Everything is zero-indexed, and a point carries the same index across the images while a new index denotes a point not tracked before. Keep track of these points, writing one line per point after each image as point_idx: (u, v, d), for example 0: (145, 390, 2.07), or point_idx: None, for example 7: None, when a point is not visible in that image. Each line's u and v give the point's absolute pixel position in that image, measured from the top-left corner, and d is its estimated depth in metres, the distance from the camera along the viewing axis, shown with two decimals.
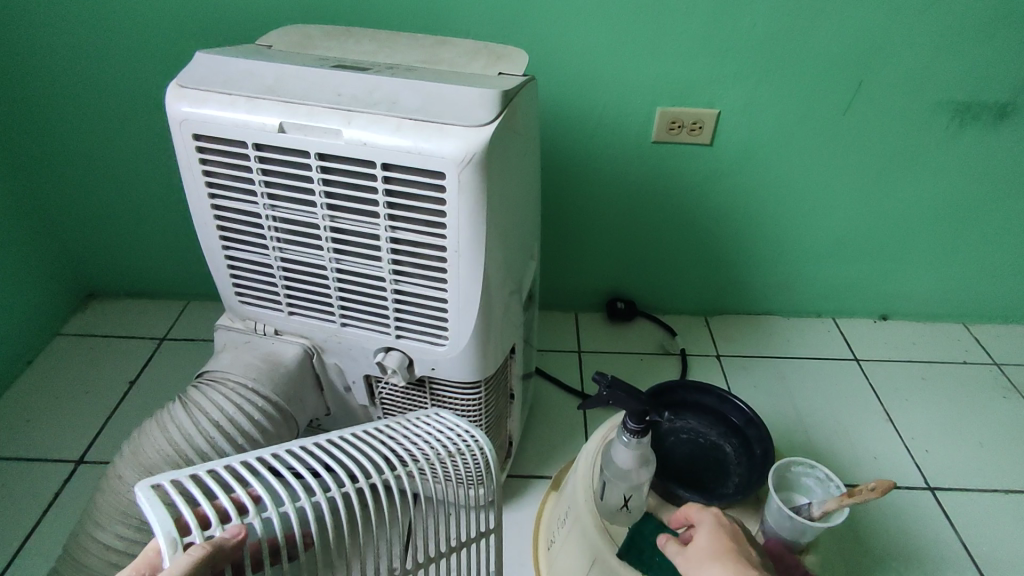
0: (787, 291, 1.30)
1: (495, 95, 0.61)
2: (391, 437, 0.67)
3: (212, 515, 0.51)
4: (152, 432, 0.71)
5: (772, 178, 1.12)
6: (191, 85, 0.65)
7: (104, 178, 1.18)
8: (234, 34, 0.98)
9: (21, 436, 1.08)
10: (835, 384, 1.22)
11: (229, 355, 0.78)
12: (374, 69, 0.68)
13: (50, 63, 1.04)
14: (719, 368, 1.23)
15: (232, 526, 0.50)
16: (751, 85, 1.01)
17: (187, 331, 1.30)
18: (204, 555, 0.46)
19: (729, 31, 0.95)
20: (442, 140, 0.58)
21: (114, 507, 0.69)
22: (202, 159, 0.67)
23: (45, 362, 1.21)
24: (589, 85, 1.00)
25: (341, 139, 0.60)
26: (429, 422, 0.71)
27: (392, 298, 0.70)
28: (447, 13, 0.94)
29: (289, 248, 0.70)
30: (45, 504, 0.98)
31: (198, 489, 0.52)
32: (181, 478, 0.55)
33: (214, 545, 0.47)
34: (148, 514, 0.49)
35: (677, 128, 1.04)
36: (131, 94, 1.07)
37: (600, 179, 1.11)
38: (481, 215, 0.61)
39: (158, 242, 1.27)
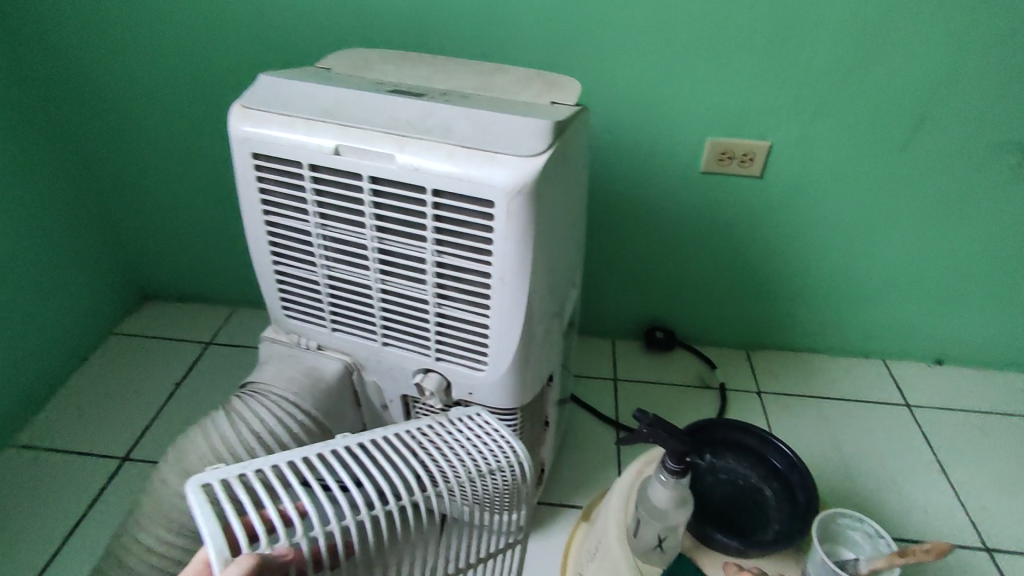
0: (835, 329, 1.26)
1: (548, 126, 0.61)
2: (432, 443, 0.67)
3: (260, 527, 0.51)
4: (196, 438, 0.73)
5: (825, 213, 1.09)
6: (254, 105, 0.67)
7: (164, 188, 1.23)
8: (294, 55, 1.02)
9: (73, 430, 1.13)
10: (884, 429, 1.16)
11: (273, 366, 0.80)
12: (429, 94, 0.69)
13: (124, 78, 1.10)
14: (760, 406, 1.19)
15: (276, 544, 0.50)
16: (806, 119, 0.98)
17: (231, 337, 1.33)
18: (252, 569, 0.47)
19: (786, 64, 0.93)
20: (494, 169, 0.59)
21: (156, 511, 0.70)
22: (258, 176, 0.69)
23: (98, 360, 1.27)
24: (638, 113, 0.99)
25: (395, 163, 0.61)
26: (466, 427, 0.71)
27: (434, 321, 0.70)
28: (500, 39, 0.95)
29: (336, 266, 0.71)
30: (90, 499, 1.01)
31: (244, 501, 0.52)
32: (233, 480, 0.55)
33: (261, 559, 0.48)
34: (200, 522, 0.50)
35: (727, 158, 1.03)
36: (194, 107, 1.12)
37: (644, 207, 1.10)
38: (528, 244, 0.61)
39: (210, 250, 1.31)
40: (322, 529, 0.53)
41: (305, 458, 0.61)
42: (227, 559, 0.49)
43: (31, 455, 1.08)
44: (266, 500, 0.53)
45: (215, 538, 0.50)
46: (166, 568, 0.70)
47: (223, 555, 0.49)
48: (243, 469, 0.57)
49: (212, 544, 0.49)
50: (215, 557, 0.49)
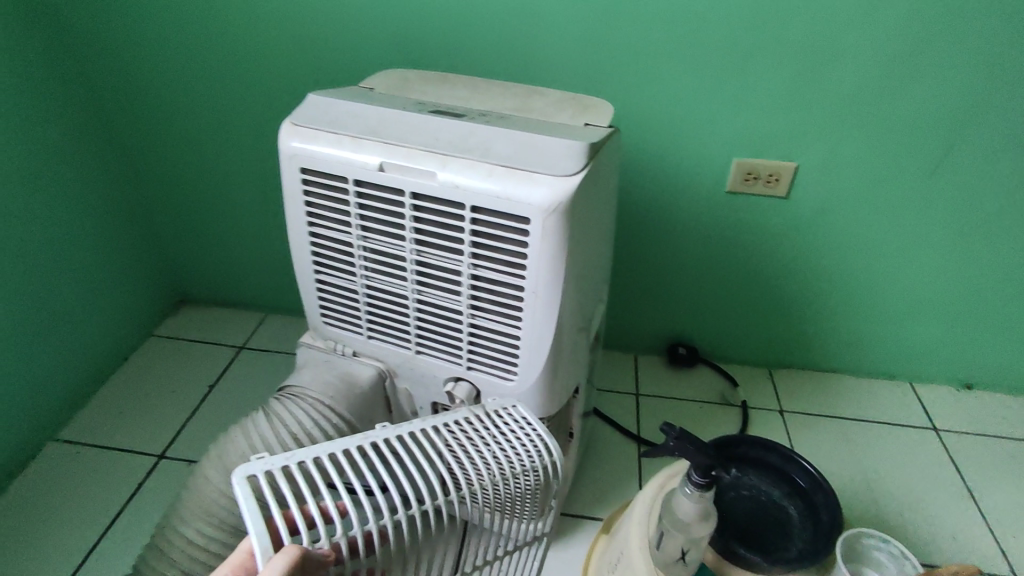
0: (860, 350, 1.26)
1: (583, 147, 0.64)
2: (466, 439, 0.69)
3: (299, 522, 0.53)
4: (237, 436, 0.76)
5: (851, 235, 1.10)
6: (303, 123, 0.71)
7: (205, 197, 1.28)
8: (335, 74, 1.06)
9: (113, 427, 1.17)
10: (909, 452, 1.16)
11: (310, 371, 0.83)
12: (469, 115, 0.72)
13: (171, 94, 1.15)
14: (783, 424, 1.20)
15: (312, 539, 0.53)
16: (833, 142, 1.00)
17: (264, 342, 1.38)
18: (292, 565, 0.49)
19: (813, 88, 0.95)
20: (531, 188, 0.62)
21: (197, 506, 0.74)
22: (305, 190, 0.73)
23: (137, 360, 1.32)
24: (666, 134, 1.02)
25: (436, 181, 0.65)
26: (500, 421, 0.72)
27: (467, 331, 0.73)
28: (534, 61, 0.99)
29: (375, 277, 0.75)
30: (127, 494, 1.05)
31: (286, 496, 0.54)
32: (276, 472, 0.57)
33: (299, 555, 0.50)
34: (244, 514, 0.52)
35: (753, 179, 1.04)
36: (236, 122, 1.16)
37: (670, 225, 1.12)
38: (561, 260, 0.64)
39: (247, 257, 1.36)
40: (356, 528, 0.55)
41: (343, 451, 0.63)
42: (270, 554, 0.51)
43: (72, 450, 1.13)
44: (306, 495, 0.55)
45: (259, 533, 0.52)
46: (206, 560, 0.73)
47: (266, 550, 0.51)
48: (285, 461, 0.59)
49: (257, 541, 0.51)
50: (259, 551, 0.51)
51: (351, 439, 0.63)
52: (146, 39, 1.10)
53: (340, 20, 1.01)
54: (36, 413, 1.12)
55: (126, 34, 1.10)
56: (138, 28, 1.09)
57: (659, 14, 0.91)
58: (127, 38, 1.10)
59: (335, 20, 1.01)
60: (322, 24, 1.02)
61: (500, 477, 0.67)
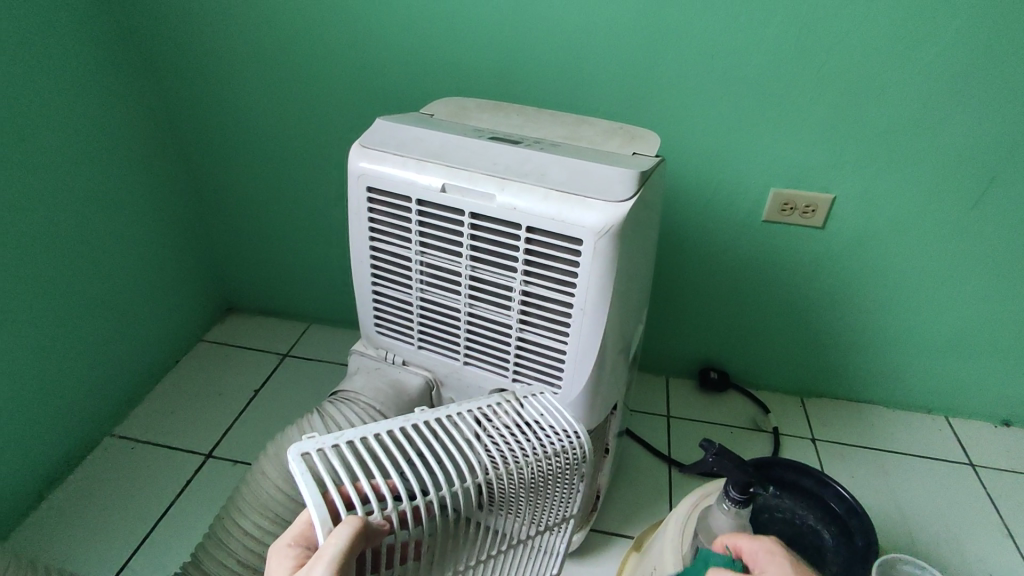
0: (894, 382, 1.26)
1: (634, 175, 0.68)
2: (502, 429, 0.72)
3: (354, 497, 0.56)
4: (293, 436, 0.81)
5: (886, 266, 1.11)
6: (371, 145, 0.77)
7: (259, 212, 1.35)
8: (389, 100, 1.12)
9: (164, 426, 1.23)
10: (944, 486, 1.15)
11: (362, 377, 0.88)
12: (525, 142, 0.77)
13: (233, 116, 1.22)
14: (815, 452, 1.20)
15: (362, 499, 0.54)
16: (869, 176, 1.03)
17: (307, 350, 1.43)
18: (353, 535, 0.52)
19: (850, 125, 0.98)
20: (584, 212, 0.66)
21: (255, 499, 0.78)
22: (369, 207, 0.78)
23: (187, 364, 1.38)
24: (705, 164, 1.06)
25: (495, 202, 0.69)
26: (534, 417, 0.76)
27: (515, 344, 0.77)
28: (579, 92, 1.03)
29: (430, 290, 0.80)
30: (176, 490, 1.11)
31: (340, 472, 0.57)
32: (330, 450, 0.60)
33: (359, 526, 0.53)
34: (303, 487, 0.55)
35: (789, 210, 1.07)
36: (292, 143, 1.23)
37: (706, 251, 1.15)
38: (609, 278, 0.68)
39: (294, 269, 1.42)
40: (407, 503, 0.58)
41: (388, 432, 0.66)
42: (329, 525, 0.54)
43: (126, 446, 1.19)
44: (360, 473, 0.58)
45: (318, 506, 0.54)
46: (263, 552, 0.78)
47: (326, 523, 0.54)
48: (335, 440, 0.62)
49: (316, 513, 0.54)
50: (319, 524, 0.54)
51: (394, 421, 0.67)
52: (212, 63, 1.16)
53: (396, 50, 1.07)
54: (95, 410, 1.18)
55: (194, 59, 1.16)
56: (204, 53, 1.15)
57: (702, 50, 0.96)
58: (194, 62, 1.17)
59: (390, 51, 1.07)
60: (379, 55, 1.08)
61: (535, 465, 0.70)
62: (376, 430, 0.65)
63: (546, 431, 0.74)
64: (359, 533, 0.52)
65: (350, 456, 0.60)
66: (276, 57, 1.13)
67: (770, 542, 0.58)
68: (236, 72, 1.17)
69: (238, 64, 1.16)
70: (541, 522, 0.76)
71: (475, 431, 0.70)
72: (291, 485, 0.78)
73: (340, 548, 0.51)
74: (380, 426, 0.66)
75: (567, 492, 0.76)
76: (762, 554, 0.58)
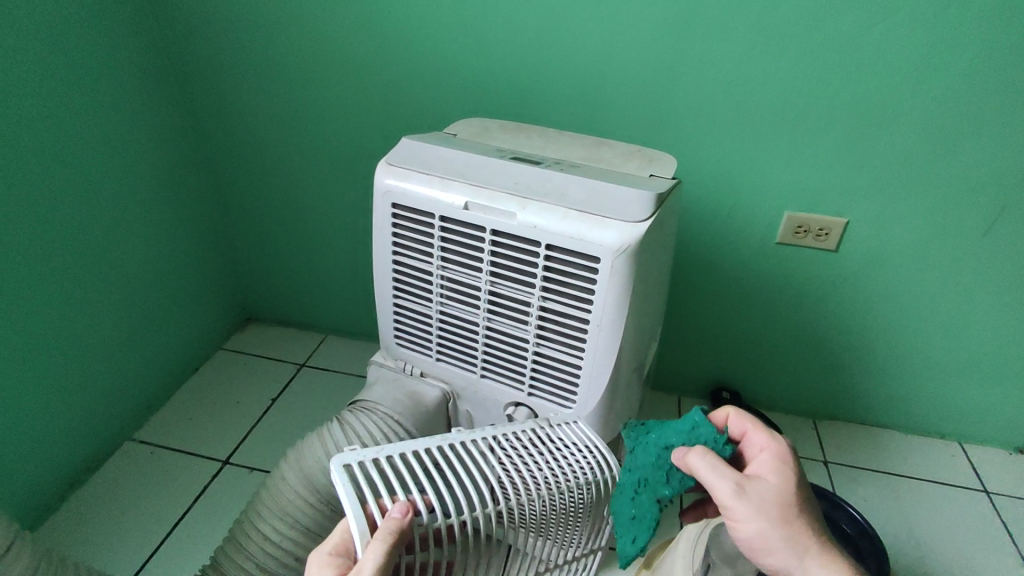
0: (907, 406, 1.26)
1: (652, 196, 0.70)
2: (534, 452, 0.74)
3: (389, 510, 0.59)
4: (313, 443, 0.83)
5: (899, 291, 1.12)
6: (397, 163, 0.80)
7: (281, 225, 1.39)
8: (411, 119, 1.16)
9: (184, 432, 1.26)
10: (958, 512, 1.15)
11: (381, 388, 0.90)
12: (545, 163, 0.80)
13: (260, 131, 1.26)
14: (827, 474, 1.20)
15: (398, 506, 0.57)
16: (882, 201, 1.04)
17: (323, 361, 1.46)
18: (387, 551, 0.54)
19: (863, 150, 1.00)
20: (602, 231, 0.68)
21: (275, 504, 0.80)
22: (393, 222, 0.81)
23: (207, 371, 1.41)
24: (719, 186, 1.08)
25: (516, 220, 0.72)
26: (558, 439, 0.77)
27: (532, 357, 0.79)
28: (598, 114, 1.06)
29: (450, 304, 0.82)
30: (193, 495, 1.13)
31: (380, 486, 0.59)
32: (371, 463, 0.63)
33: (394, 544, 0.55)
34: (342, 497, 0.58)
35: (803, 232, 1.09)
36: (316, 159, 1.27)
37: (719, 271, 1.17)
38: (625, 297, 0.70)
39: (313, 280, 1.45)
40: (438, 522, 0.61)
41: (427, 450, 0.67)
42: (366, 536, 0.56)
43: (145, 450, 1.21)
44: (397, 488, 0.60)
45: (357, 516, 0.57)
46: (281, 556, 0.79)
47: (363, 534, 0.56)
48: (375, 453, 0.64)
49: (355, 522, 0.56)
50: (356, 533, 0.56)
51: (433, 439, 0.68)
52: (243, 81, 1.21)
53: (420, 71, 1.10)
54: (117, 414, 1.21)
55: (225, 76, 1.21)
56: (236, 71, 1.20)
57: (719, 76, 0.98)
58: (226, 79, 1.21)
59: (414, 71, 1.11)
60: (403, 74, 1.11)
61: (564, 492, 0.71)
62: (412, 445, 0.67)
63: (566, 449, 0.75)
64: (393, 549, 0.55)
65: (389, 470, 0.62)
66: (303, 75, 1.17)
67: (783, 442, 0.61)
68: (265, 89, 1.21)
69: (267, 81, 1.20)
70: (562, 543, 0.78)
71: (508, 452, 0.72)
72: (310, 491, 0.79)
73: (377, 561, 0.54)
74: (420, 442, 0.68)
75: (590, 518, 0.78)
76: (770, 451, 0.60)
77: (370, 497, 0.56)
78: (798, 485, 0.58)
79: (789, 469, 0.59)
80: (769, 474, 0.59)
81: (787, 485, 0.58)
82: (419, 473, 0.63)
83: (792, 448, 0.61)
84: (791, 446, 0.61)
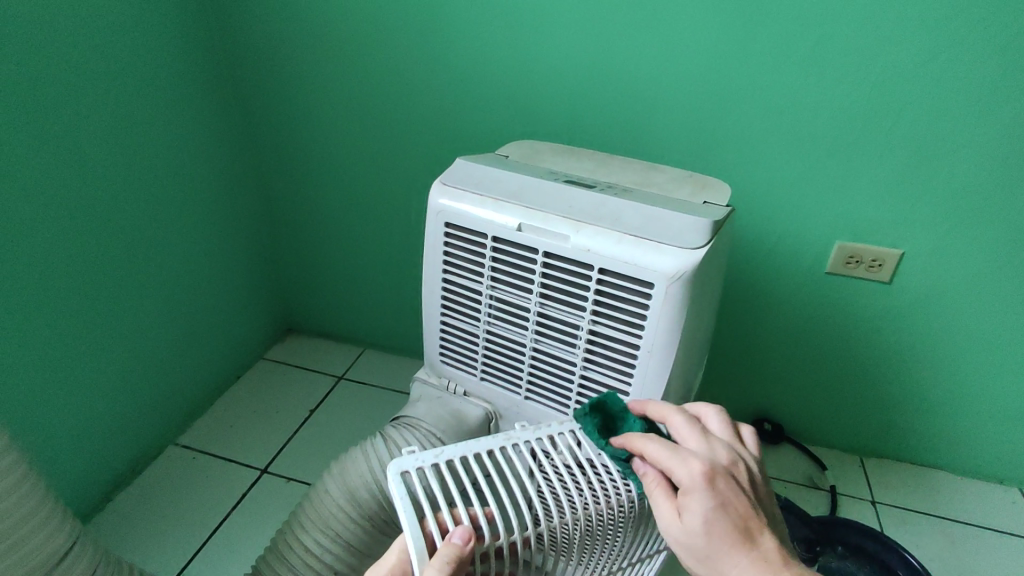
0: (961, 447, 1.21)
1: (707, 224, 0.70)
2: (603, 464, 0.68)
3: (449, 526, 0.57)
4: (357, 457, 0.82)
5: (954, 325, 1.08)
6: (451, 183, 0.81)
7: (326, 239, 1.42)
8: (459, 139, 1.18)
9: (225, 439, 1.28)
10: (1016, 563, 1.09)
11: (425, 405, 0.90)
12: (598, 187, 0.80)
13: (310, 148, 1.30)
14: (875, 515, 1.16)
15: (456, 530, 0.56)
16: (938, 233, 1.01)
17: (361, 374, 1.48)
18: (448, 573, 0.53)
19: (920, 181, 0.98)
20: (657, 256, 0.68)
21: (318, 516, 0.81)
22: (445, 240, 0.81)
23: (249, 379, 1.44)
24: (767, 213, 1.07)
25: (569, 243, 0.72)
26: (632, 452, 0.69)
27: (578, 381, 0.79)
28: (646, 139, 1.06)
29: (497, 323, 0.82)
30: (232, 502, 1.14)
31: (439, 501, 0.58)
32: (429, 471, 0.61)
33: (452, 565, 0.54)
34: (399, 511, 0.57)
35: (854, 263, 1.06)
36: (364, 176, 1.30)
37: (765, 300, 1.15)
38: (677, 323, 0.70)
39: (355, 294, 1.48)
40: (499, 533, 0.59)
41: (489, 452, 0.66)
42: (424, 557, 0.55)
43: (188, 455, 1.24)
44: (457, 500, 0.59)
45: (415, 535, 0.56)
46: (322, 569, 0.81)
47: (422, 553, 0.56)
48: (435, 459, 0.63)
49: (412, 542, 0.55)
50: (414, 553, 0.55)
51: (495, 441, 0.66)
52: (299, 101, 1.25)
53: (471, 94, 1.12)
54: (163, 418, 1.24)
55: (282, 95, 1.25)
56: (293, 91, 1.24)
57: (771, 103, 0.98)
58: (283, 98, 1.26)
59: (464, 93, 1.13)
60: (453, 96, 1.14)
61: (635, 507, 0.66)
62: (473, 448, 0.65)
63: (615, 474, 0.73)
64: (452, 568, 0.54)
65: (448, 478, 0.61)
66: (356, 94, 1.20)
67: (692, 474, 0.53)
68: (319, 106, 1.24)
69: (322, 100, 1.23)
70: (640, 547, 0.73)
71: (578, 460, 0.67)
72: (352, 505, 0.80)
73: None
74: (482, 444, 0.66)
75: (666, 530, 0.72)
76: (686, 482, 0.53)
77: (427, 516, 0.55)
78: (725, 516, 0.51)
79: (712, 505, 0.52)
80: (691, 517, 0.52)
81: (710, 525, 0.51)
82: (480, 479, 0.61)
83: (706, 471, 0.53)
84: (704, 474, 0.53)
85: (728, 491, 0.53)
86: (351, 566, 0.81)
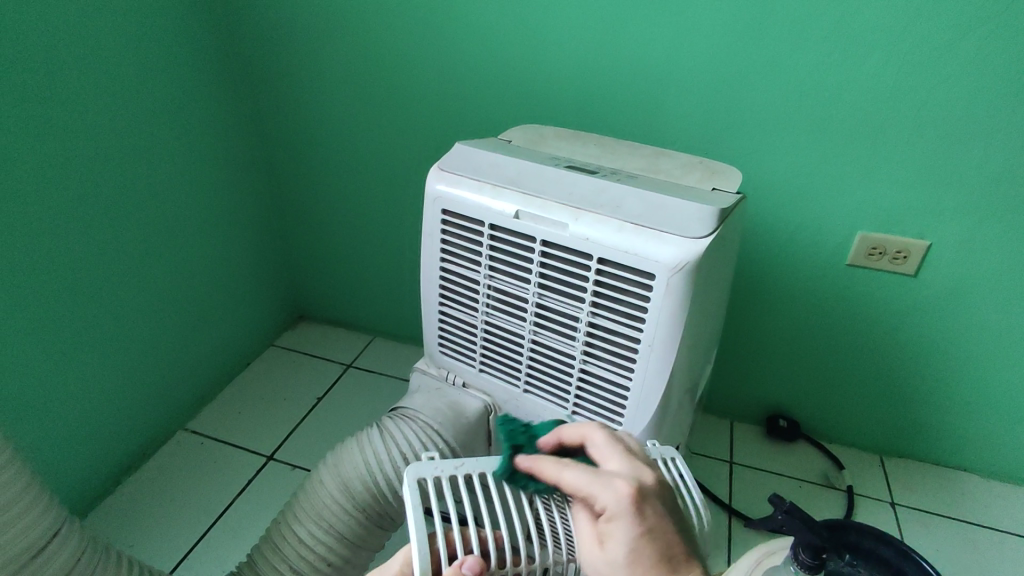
0: (989, 449, 1.15)
1: (714, 212, 0.66)
2: None
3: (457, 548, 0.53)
4: (352, 449, 0.81)
5: (984, 322, 1.02)
6: (448, 168, 0.78)
7: (333, 224, 1.40)
8: (467, 125, 1.15)
9: (232, 425, 1.29)
10: None
11: (423, 396, 0.88)
12: (601, 172, 0.76)
13: (319, 133, 1.29)
14: (893, 518, 1.11)
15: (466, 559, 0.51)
16: (969, 224, 0.95)
17: (369, 363, 1.47)
18: None
19: (951, 168, 0.92)
20: (658, 246, 0.65)
21: (312, 507, 0.80)
22: (443, 227, 0.79)
23: (258, 365, 1.45)
24: (784, 202, 1.02)
25: (567, 232, 0.69)
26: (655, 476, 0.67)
27: (578, 374, 0.76)
28: (657, 123, 1.02)
29: (495, 314, 0.80)
30: (237, 489, 1.15)
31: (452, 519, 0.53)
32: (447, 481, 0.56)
33: None
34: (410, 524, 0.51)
35: (878, 254, 1.01)
36: (371, 163, 1.28)
37: (780, 291, 1.10)
38: (679, 317, 0.66)
39: (363, 281, 1.47)
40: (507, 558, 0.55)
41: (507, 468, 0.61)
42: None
43: (197, 441, 1.25)
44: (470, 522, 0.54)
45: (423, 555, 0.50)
46: (313, 559, 0.80)
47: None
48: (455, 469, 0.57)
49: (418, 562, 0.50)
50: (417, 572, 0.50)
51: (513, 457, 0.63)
52: (307, 85, 1.23)
53: (478, 78, 1.09)
54: (170, 403, 1.25)
55: (290, 80, 1.24)
56: (300, 75, 1.22)
57: (790, 85, 0.92)
58: (290, 82, 1.24)
59: (471, 77, 1.10)
60: (460, 80, 1.11)
61: None
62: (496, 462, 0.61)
63: None
64: None
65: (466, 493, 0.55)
66: (364, 78, 1.18)
67: (619, 500, 0.48)
68: (326, 91, 1.22)
69: (329, 85, 1.21)
70: None
71: None
72: (346, 497, 0.79)
73: None
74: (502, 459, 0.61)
75: None
76: (610, 509, 0.48)
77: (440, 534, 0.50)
78: (654, 541, 0.47)
79: (639, 531, 0.47)
80: (615, 543, 0.48)
81: (636, 553, 0.47)
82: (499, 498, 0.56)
83: (634, 494, 0.48)
84: (630, 500, 0.48)
85: (655, 514, 0.48)
86: (344, 558, 0.80)
